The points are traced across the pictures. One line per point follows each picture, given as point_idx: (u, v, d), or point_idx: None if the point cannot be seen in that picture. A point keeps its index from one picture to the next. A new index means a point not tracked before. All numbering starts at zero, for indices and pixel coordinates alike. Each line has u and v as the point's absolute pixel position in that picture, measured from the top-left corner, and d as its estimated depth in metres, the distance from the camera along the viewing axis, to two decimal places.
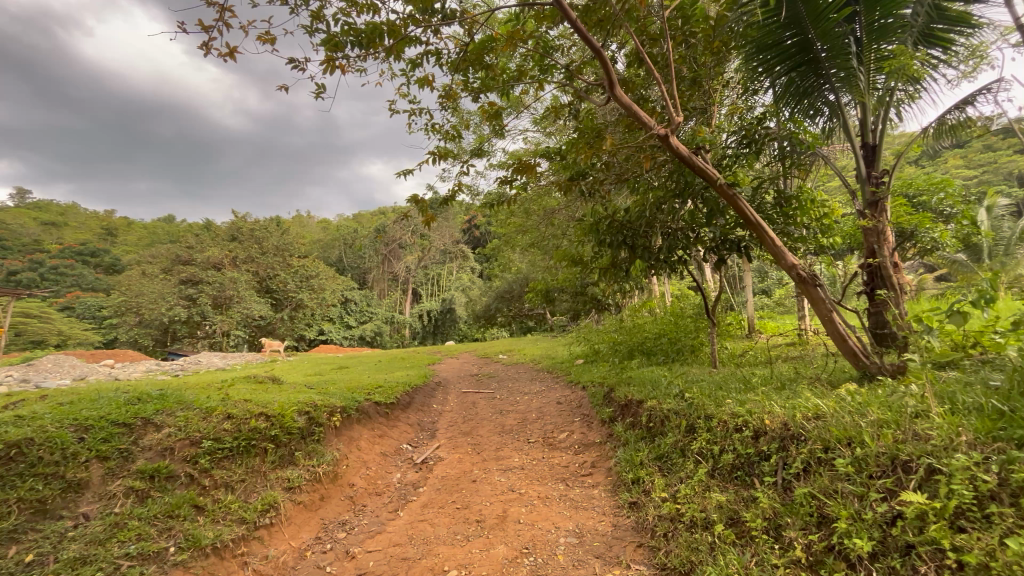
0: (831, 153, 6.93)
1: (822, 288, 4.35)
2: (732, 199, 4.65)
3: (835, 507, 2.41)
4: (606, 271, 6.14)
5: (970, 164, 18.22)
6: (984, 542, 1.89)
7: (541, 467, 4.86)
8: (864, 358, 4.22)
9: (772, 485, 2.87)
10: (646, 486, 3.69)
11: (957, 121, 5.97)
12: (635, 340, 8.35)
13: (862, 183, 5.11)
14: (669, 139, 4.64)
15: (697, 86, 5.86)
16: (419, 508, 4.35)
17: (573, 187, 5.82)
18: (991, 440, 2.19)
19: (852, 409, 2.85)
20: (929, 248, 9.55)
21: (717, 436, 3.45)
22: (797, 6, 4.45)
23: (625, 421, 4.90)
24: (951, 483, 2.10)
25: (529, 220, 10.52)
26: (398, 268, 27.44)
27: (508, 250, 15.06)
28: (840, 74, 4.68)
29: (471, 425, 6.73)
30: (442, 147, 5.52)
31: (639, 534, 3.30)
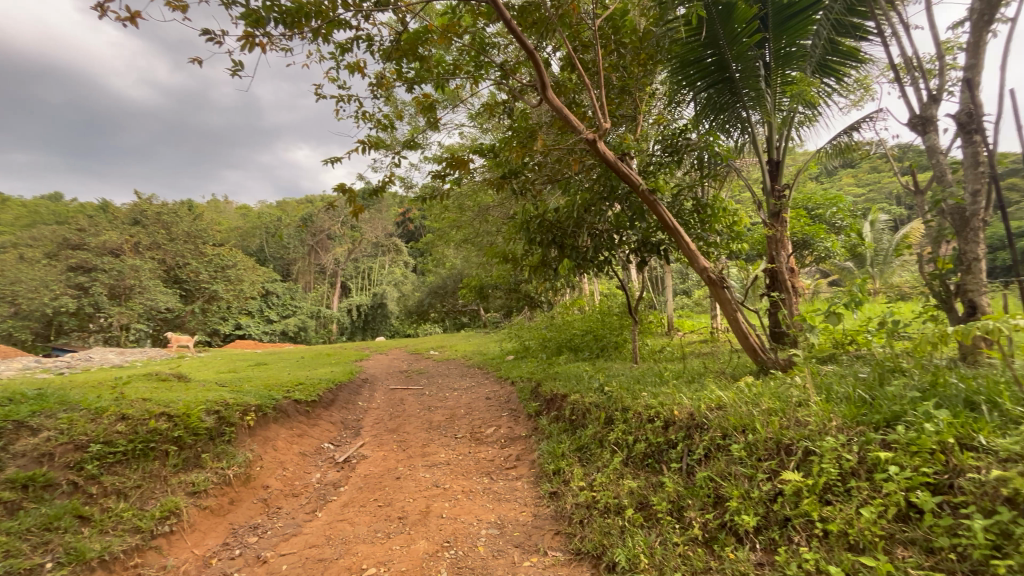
0: (743, 167, 7.55)
1: (729, 290, 4.76)
2: (653, 204, 4.95)
3: (729, 488, 2.67)
4: (536, 269, 6.27)
5: (861, 183, 20.52)
6: (844, 512, 2.19)
7: (467, 462, 4.89)
8: (762, 354, 4.67)
9: (677, 470, 3.11)
10: (566, 476, 3.84)
11: (846, 144, 6.73)
12: (564, 336, 8.61)
13: (767, 196, 5.61)
14: (596, 143, 4.84)
15: (625, 94, 6.14)
16: (339, 508, 4.23)
17: (505, 185, 5.88)
18: (856, 424, 2.52)
19: (748, 400, 3.15)
20: (822, 256, 10.66)
21: (632, 427, 3.66)
22: (716, 27, 4.83)
23: (550, 415, 5.06)
24: (822, 462, 2.40)
25: (464, 217, 10.50)
26: (326, 261, 26.18)
27: (442, 246, 14.87)
28: (751, 94, 5.12)
29: (398, 422, 6.61)
30: (374, 137, 5.36)
31: (557, 522, 3.43)
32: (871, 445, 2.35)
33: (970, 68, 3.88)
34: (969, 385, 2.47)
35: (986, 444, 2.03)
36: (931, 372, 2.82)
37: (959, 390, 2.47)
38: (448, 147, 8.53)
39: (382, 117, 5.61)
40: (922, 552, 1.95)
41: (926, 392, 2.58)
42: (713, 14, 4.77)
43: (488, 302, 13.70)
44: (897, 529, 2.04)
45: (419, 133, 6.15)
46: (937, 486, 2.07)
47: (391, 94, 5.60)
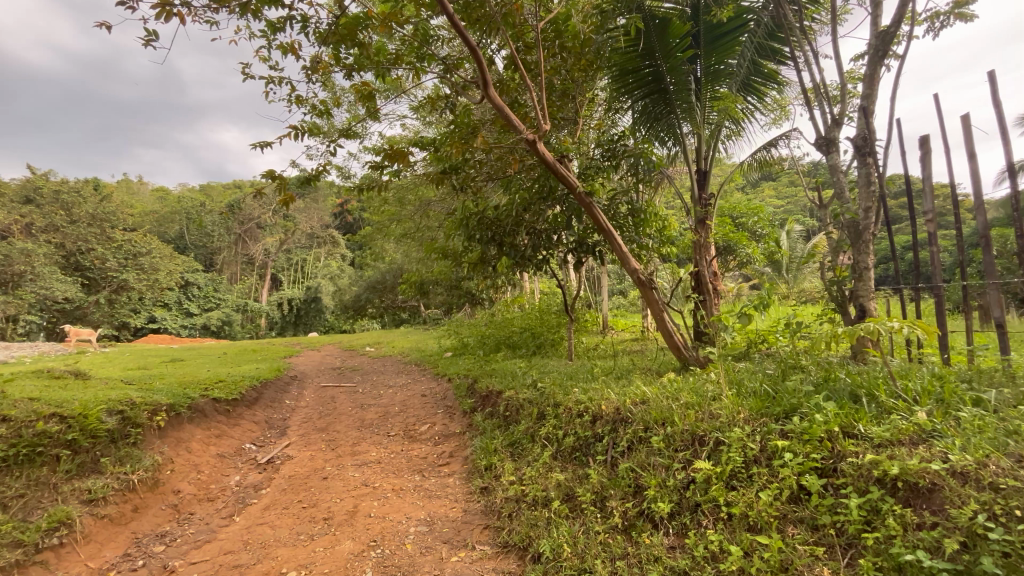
0: (675, 174, 7.97)
1: (657, 291, 5.03)
2: (588, 207, 5.12)
3: (647, 478, 2.83)
4: (475, 266, 6.27)
5: (780, 195, 22.26)
6: (747, 497, 2.39)
7: (399, 460, 4.81)
8: (685, 351, 4.97)
9: (602, 462, 3.24)
10: (497, 471, 3.88)
11: (765, 159, 7.29)
12: (502, 333, 8.68)
13: (695, 204, 5.96)
14: (536, 144, 4.93)
15: (566, 98, 6.29)
16: (260, 511, 4.02)
17: (445, 181, 5.83)
18: (761, 415, 2.75)
19: (668, 394, 3.34)
20: (744, 261, 11.49)
21: (562, 422, 3.78)
22: (652, 40, 5.10)
23: (484, 411, 5.09)
24: (730, 450, 2.60)
25: (404, 210, 10.31)
26: (255, 251, 24.63)
27: (381, 239, 14.47)
28: (683, 106, 5.42)
29: (328, 420, 6.38)
30: (309, 123, 5.13)
31: (486, 517, 3.47)
32: (772, 435, 2.57)
33: (866, 99, 4.34)
34: (854, 379, 2.78)
35: (864, 432, 2.29)
36: (824, 368, 3.14)
37: (846, 384, 2.77)
38: (389, 138, 8.32)
39: (317, 103, 5.37)
40: (809, 530, 2.17)
41: (820, 386, 2.86)
42: (649, 27, 5.06)
43: (427, 299, 13.52)
44: (789, 509, 2.26)
45: (357, 122, 5.95)
46: (823, 470, 2.32)
47: (327, 80, 5.37)
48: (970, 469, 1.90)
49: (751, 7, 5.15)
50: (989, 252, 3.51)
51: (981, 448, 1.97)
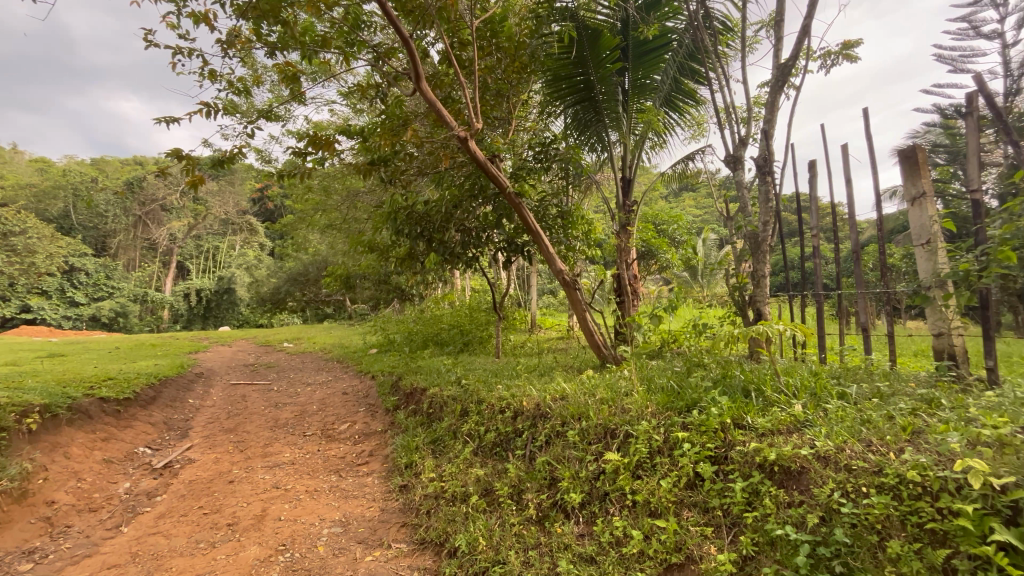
0: (603, 179, 8.32)
1: (581, 292, 5.25)
2: (518, 207, 5.21)
3: (562, 470, 2.96)
4: (402, 261, 6.15)
5: (699, 205, 23.93)
6: (650, 484, 2.59)
7: (314, 461, 4.62)
8: (605, 350, 5.21)
9: (521, 456, 3.33)
10: (417, 468, 3.85)
11: (684, 171, 7.82)
12: (430, 330, 8.60)
13: (619, 210, 6.26)
14: (468, 142, 4.94)
15: (500, 98, 6.33)
16: (153, 520, 3.70)
17: (373, 172, 5.66)
18: (666, 409, 2.96)
19: (585, 391, 3.50)
20: (663, 265, 12.24)
21: (484, 418, 3.83)
22: (584, 49, 5.32)
23: (408, 409, 5.02)
24: (637, 442, 2.79)
25: (330, 201, 9.84)
26: (157, 235, 22.36)
27: (304, 229, 13.70)
28: (610, 116, 5.69)
29: (237, 420, 5.96)
30: (224, 101, 4.77)
31: (404, 514, 3.44)
32: (674, 427, 2.78)
33: (768, 123, 4.81)
34: (746, 375, 3.07)
35: (750, 423, 2.56)
36: (723, 366, 3.44)
37: (740, 380, 3.06)
38: (315, 124, 7.91)
39: (234, 79, 4.99)
40: (701, 512, 2.40)
41: (718, 382, 3.14)
42: (581, 37, 5.27)
43: (353, 293, 13.03)
44: (685, 494, 2.48)
45: (279, 103, 5.61)
46: (716, 457, 2.55)
47: (246, 55, 5.02)
48: (831, 453, 2.18)
49: (674, 28, 5.51)
50: (858, 266, 4.03)
51: (841, 435, 2.26)
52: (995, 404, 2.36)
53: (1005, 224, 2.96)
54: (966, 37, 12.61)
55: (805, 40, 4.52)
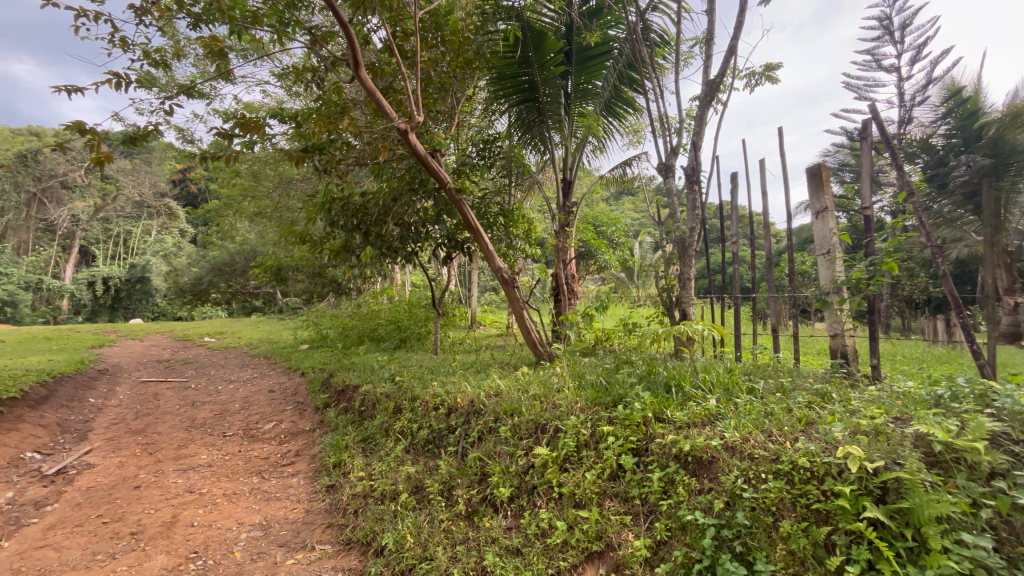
0: (545, 179, 8.45)
1: (519, 290, 5.32)
2: (458, 203, 5.18)
3: (492, 466, 3.01)
4: (336, 254, 5.93)
5: (637, 209, 24.91)
6: (576, 477, 2.69)
7: (234, 462, 4.36)
8: (541, 347, 5.31)
9: (453, 453, 3.34)
10: (346, 468, 3.75)
11: (622, 175, 8.11)
12: (367, 326, 8.36)
13: (560, 210, 6.39)
14: (408, 135, 4.85)
15: (444, 92, 6.12)
16: (41, 532, 3.35)
17: (306, 160, 5.39)
18: (595, 404, 3.08)
19: (519, 387, 3.55)
20: (601, 266, 12.63)
21: (418, 415, 3.79)
22: (529, 50, 5.40)
23: (338, 407, 4.86)
24: (566, 436, 2.89)
25: (260, 187, 9.27)
26: (56, 216, 20.05)
27: (231, 216, 12.84)
28: (553, 118, 5.81)
29: (146, 421, 5.50)
30: (139, 73, 4.37)
31: (330, 515, 3.34)
32: (600, 422, 2.90)
33: (697, 135, 5.11)
34: (668, 372, 3.26)
35: (670, 417, 2.72)
36: (649, 363, 3.61)
37: (663, 377, 3.24)
38: (244, 104, 7.42)
39: (151, 50, 4.58)
40: (621, 501, 2.53)
41: (644, 379, 3.30)
42: (526, 37, 5.34)
43: (285, 286, 12.38)
44: (608, 485, 2.60)
45: (202, 80, 5.21)
46: (637, 450, 2.70)
47: (166, 25, 4.62)
48: (737, 443, 2.36)
49: (616, 37, 5.71)
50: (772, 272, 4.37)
51: (747, 426, 2.46)
52: (876, 397, 2.67)
53: (889, 238, 3.35)
54: (870, 68, 14.04)
55: (732, 59, 4.84)
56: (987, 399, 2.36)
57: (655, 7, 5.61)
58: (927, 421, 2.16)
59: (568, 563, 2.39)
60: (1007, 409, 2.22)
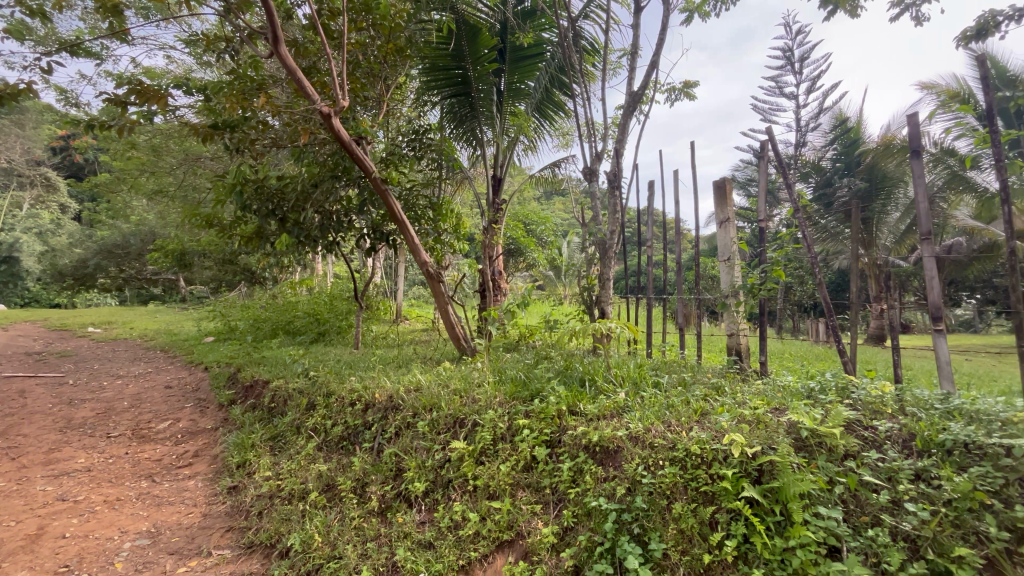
0: (476, 174, 8.44)
1: (444, 285, 5.30)
2: (383, 194, 5.05)
3: (408, 461, 3.00)
4: (248, 241, 5.54)
5: (566, 209, 25.63)
6: (492, 469, 2.75)
7: (120, 465, 3.94)
8: (464, 342, 5.33)
9: (368, 449, 3.27)
10: (251, 468, 3.54)
11: (551, 175, 8.31)
12: (282, 318, 7.89)
13: (489, 206, 6.43)
14: (332, 120, 4.62)
15: (373, 77, 5.95)
16: None
17: (215, 137, 4.96)
18: (513, 398, 3.15)
19: (439, 382, 3.54)
20: (531, 264, 12.84)
21: (333, 412, 3.67)
22: (462, 43, 5.39)
23: (245, 404, 4.55)
24: (483, 430, 2.94)
25: (162, 162, 8.39)
26: None
27: (125, 192, 11.51)
28: (486, 114, 5.86)
29: (9, 422, 4.80)
30: (9, 21, 3.78)
31: (231, 518, 3.14)
32: (517, 415, 2.98)
33: (619, 143, 5.38)
34: (583, 368, 3.43)
35: (582, 409, 2.86)
36: (567, 359, 3.74)
37: (580, 373, 3.38)
38: (143, 69, 6.69)
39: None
40: (533, 491, 2.63)
41: (561, 374, 3.43)
42: (460, 30, 5.32)
43: (189, 272, 11.33)
44: (521, 476, 2.69)
45: (91, 37, 4.62)
46: (550, 442, 2.81)
47: None
48: (640, 433, 2.54)
49: (549, 40, 5.83)
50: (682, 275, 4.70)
51: (650, 417, 2.66)
52: (760, 390, 2.99)
53: (779, 249, 3.74)
54: (775, 93, 15.47)
55: (653, 74, 5.14)
56: (846, 391, 2.73)
57: (586, 16, 5.81)
58: (798, 410, 2.46)
59: (480, 553, 2.46)
60: (860, 400, 2.59)
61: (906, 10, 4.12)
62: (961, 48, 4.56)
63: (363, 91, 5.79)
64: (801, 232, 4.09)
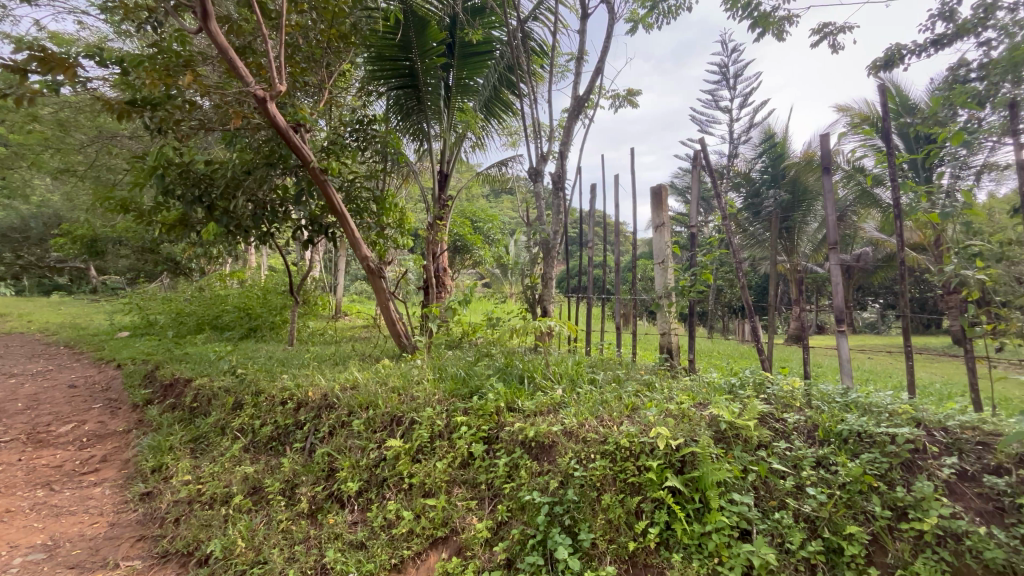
0: (423, 169, 8.31)
1: (386, 280, 5.18)
2: (322, 185, 4.86)
3: (341, 461, 2.92)
4: (170, 229, 5.15)
5: (513, 208, 25.73)
6: (429, 467, 2.74)
7: (11, 474, 3.55)
8: (405, 338, 5.26)
9: (299, 450, 3.15)
10: (168, 472, 3.31)
11: (497, 173, 8.33)
12: (208, 312, 7.39)
13: (435, 202, 6.36)
14: (267, 104, 4.38)
15: (314, 62, 5.69)
16: None
17: (133, 116, 4.56)
18: (452, 396, 3.15)
19: (377, 379, 3.47)
20: (477, 261, 12.82)
21: (261, 411, 3.50)
22: (409, 34, 5.27)
23: (163, 404, 4.23)
24: (421, 428, 2.92)
25: (69, 138, 7.58)
26: None
27: (25, 170, 10.31)
28: (433, 108, 5.78)
29: None
30: None
31: (143, 526, 2.92)
32: (455, 413, 2.99)
33: (564, 145, 5.49)
34: (523, 365, 3.48)
35: (520, 406, 2.91)
36: (508, 357, 3.78)
37: (520, 370, 3.43)
38: (49, 35, 6.03)
39: None
40: (469, 487, 2.65)
41: (501, 371, 3.47)
42: (408, 20, 5.19)
43: (101, 261, 10.35)
44: (458, 473, 2.70)
45: None
46: (487, 438, 2.84)
47: None
48: (573, 429, 2.63)
49: (498, 38, 5.83)
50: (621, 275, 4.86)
51: (584, 413, 2.75)
52: (687, 387, 3.17)
53: (708, 253, 3.98)
54: (711, 107, 16.42)
55: (598, 80, 5.29)
56: (762, 386, 2.95)
57: (535, 18, 5.88)
58: (719, 405, 2.64)
59: (412, 551, 2.44)
60: (774, 395, 2.82)
61: (824, 38, 4.50)
62: (872, 75, 5.03)
63: (303, 76, 5.54)
64: (729, 238, 4.37)
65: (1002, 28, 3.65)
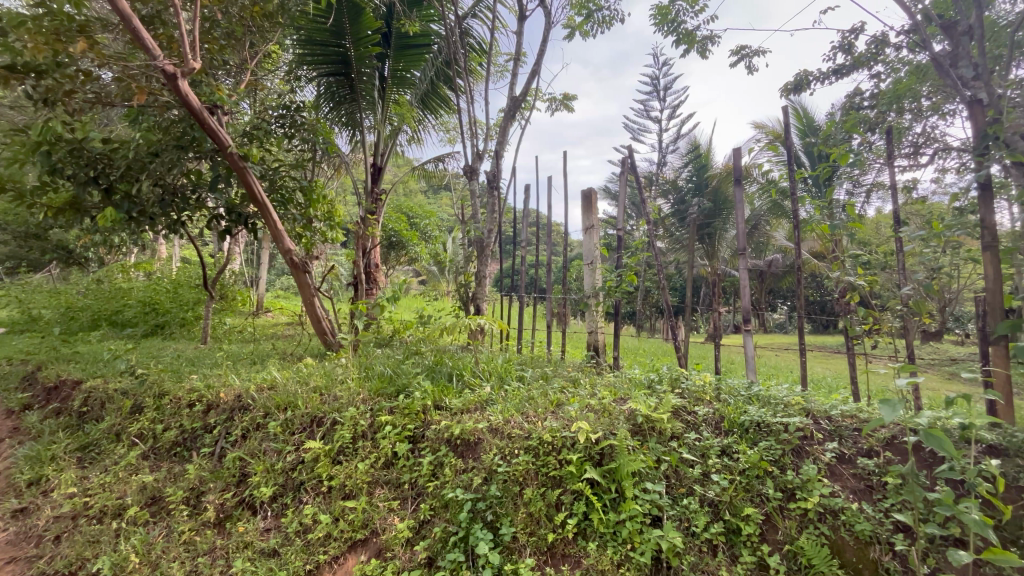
0: (355, 160, 8.01)
1: (311, 275, 4.94)
2: (241, 172, 4.55)
3: (254, 465, 2.76)
4: (58, 213, 4.59)
5: (452, 204, 25.46)
6: (350, 468, 2.66)
7: None
8: (331, 336, 5.05)
9: (208, 455, 2.95)
10: (49, 485, 2.96)
11: (434, 168, 8.20)
12: (106, 306, 6.67)
13: (367, 195, 6.15)
14: (177, 81, 4.03)
15: (236, 40, 5.31)
16: None
17: (13, 83, 4.01)
18: (378, 395, 3.07)
19: (298, 379, 3.30)
20: (413, 258, 12.57)
21: (165, 415, 3.22)
22: (343, 21, 5.06)
23: (45, 408, 3.77)
24: (343, 428, 2.82)
25: None
26: None
27: None
28: (366, 99, 5.60)
29: None
30: None
31: (15, 547, 2.60)
32: (380, 412, 2.92)
33: (500, 144, 5.53)
34: (453, 363, 3.46)
35: (447, 404, 2.90)
36: (438, 355, 3.73)
37: (450, 369, 3.40)
38: None
39: None
40: (392, 488, 2.60)
41: (431, 369, 3.42)
42: (342, 6, 4.98)
43: None
44: (381, 473, 2.65)
45: None
46: (412, 437, 2.80)
47: None
48: (498, 426, 2.67)
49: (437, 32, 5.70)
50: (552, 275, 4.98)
51: (510, 409, 2.79)
52: (609, 383, 3.31)
53: (632, 256, 4.18)
54: (642, 116, 17.15)
55: (534, 82, 5.37)
56: (677, 381, 3.15)
57: (475, 15, 5.86)
58: (637, 400, 2.79)
59: (329, 555, 2.36)
60: (687, 389, 3.02)
61: (741, 58, 4.86)
62: (783, 96, 5.49)
63: (223, 54, 5.14)
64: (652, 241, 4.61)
65: (887, 63, 4.12)
